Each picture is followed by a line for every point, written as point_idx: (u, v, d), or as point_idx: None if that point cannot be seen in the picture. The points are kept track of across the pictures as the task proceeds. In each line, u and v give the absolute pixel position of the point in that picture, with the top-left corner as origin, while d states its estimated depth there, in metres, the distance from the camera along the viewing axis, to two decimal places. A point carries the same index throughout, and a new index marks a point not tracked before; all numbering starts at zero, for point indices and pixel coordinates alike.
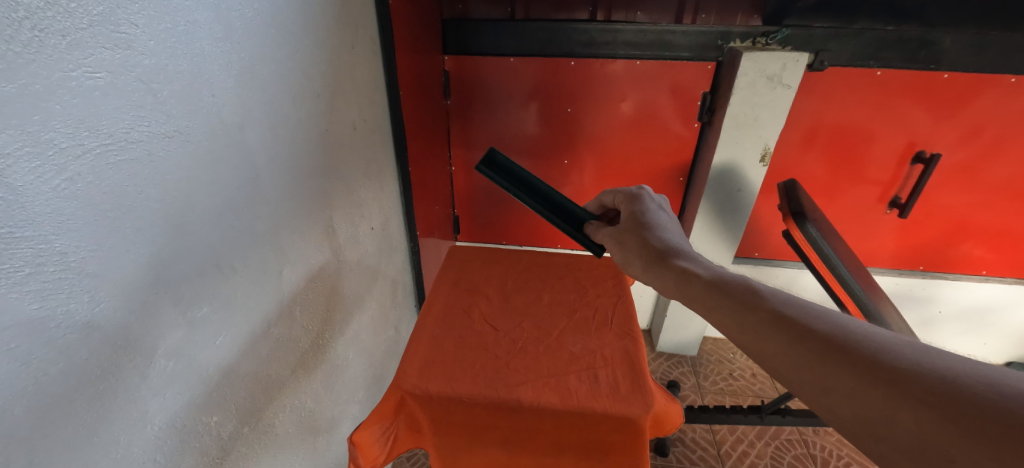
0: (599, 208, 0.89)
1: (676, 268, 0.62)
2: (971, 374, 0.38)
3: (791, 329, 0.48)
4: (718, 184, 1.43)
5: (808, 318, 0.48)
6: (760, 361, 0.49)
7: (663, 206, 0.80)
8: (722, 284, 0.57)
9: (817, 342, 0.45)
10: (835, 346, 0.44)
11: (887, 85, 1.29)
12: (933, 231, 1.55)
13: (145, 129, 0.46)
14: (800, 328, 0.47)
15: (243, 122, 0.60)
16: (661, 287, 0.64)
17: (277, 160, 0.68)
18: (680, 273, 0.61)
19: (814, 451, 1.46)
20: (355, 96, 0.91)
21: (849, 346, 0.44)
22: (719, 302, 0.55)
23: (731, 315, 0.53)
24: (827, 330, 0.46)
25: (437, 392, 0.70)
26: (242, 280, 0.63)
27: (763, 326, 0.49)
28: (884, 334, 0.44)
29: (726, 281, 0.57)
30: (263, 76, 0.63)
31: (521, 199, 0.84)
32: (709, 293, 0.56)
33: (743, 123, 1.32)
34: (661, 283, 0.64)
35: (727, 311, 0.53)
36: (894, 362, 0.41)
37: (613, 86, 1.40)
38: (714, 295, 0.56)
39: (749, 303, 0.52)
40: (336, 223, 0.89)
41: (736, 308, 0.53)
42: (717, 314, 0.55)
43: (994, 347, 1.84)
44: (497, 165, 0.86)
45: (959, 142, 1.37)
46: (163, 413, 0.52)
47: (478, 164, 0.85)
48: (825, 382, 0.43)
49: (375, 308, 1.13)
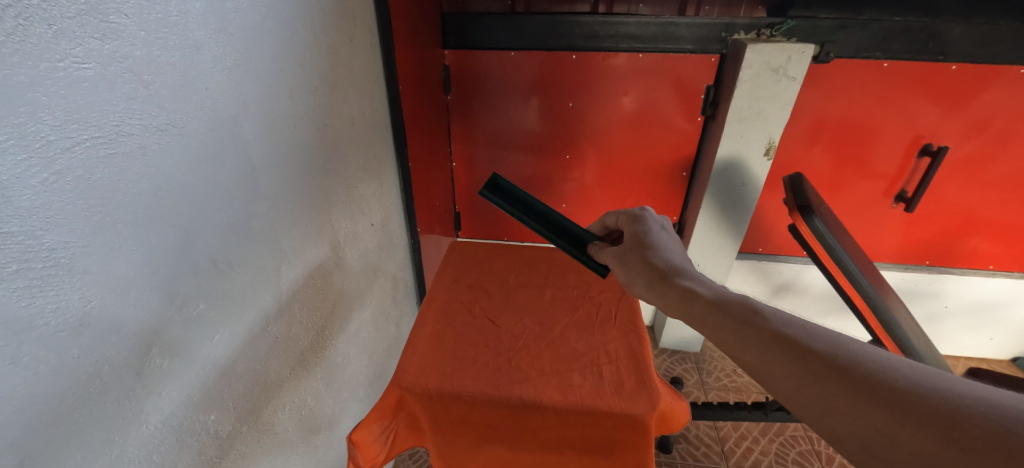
0: (602, 230, 0.87)
1: (678, 288, 0.61)
2: (971, 394, 0.37)
3: (792, 348, 0.47)
4: (721, 177, 1.41)
5: (807, 336, 0.48)
6: (763, 381, 0.48)
7: (666, 226, 0.78)
8: (724, 302, 0.56)
9: (815, 361, 0.45)
10: (834, 365, 0.44)
11: (894, 78, 1.27)
12: (940, 225, 1.53)
13: (136, 122, 0.45)
14: (798, 346, 0.47)
15: (239, 115, 0.59)
16: (664, 307, 0.62)
17: (274, 154, 0.67)
18: (683, 292, 0.60)
19: (819, 447, 1.45)
20: (353, 90, 0.90)
21: (850, 365, 0.43)
22: (719, 321, 0.54)
23: (732, 333, 0.52)
24: (827, 348, 0.46)
25: (437, 389, 0.69)
26: (239, 278, 0.62)
27: (761, 343, 0.49)
28: (883, 354, 0.44)
29: (728, 300, 0.56)
30: (258, 67, 0.62)
31: (528, 224, 0.80)
32: (712, 312, 0.55)
33: (746, 117, 1.30)
34: (663, 302, 0.62)
35: (727, 329, 0.53)
36: (893, 382, 0.40)
37: (615, 81, 1.39)
38: (716, 314, 0.55)
39: (749, 321, 0.51)
40: (336, 219, 0.88)
41: (736, 325, 0.52)
42: (718, 332, 0.54)
43: (1001, 343, 1.82)
44: (501, 190, 0.82)
45: (967, 135, 1.35)
46: (158, 414, 0.51)
47: (480, 190, 0.81)
48: (828, 402, 0.42)
49: (375, 304, 1.12)
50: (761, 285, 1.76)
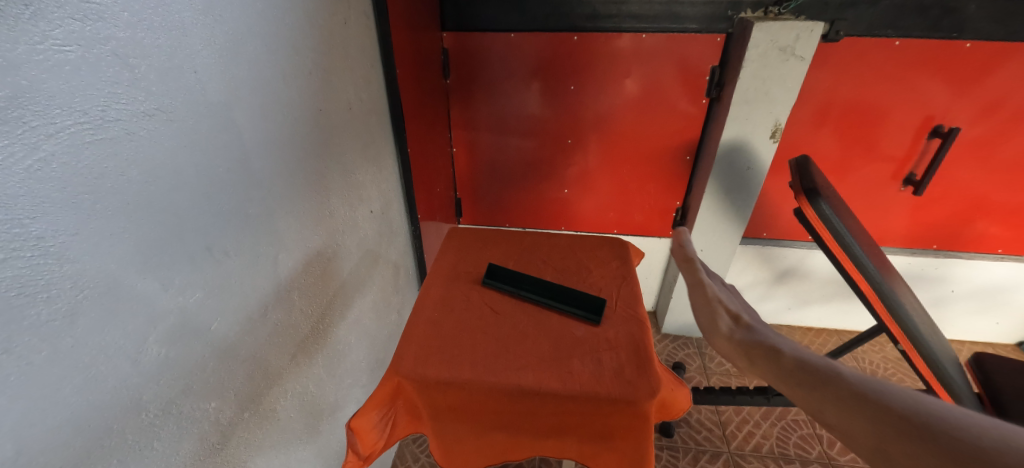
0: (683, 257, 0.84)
1: (762, 344, 0.55)
2: None
3: (868, 405, 0.40)
4: (726, 160, 1.39)
5: (894, 392, 0.40)
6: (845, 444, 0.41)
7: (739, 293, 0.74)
8: (803, 360, 0.49)
9: (894, 421, 0.37)
10: (913, 424, 0.36)
11: (906, 57, 1.24)
12: (948, 209, 1.50)
13: (122, 107, 0.44)
14: (875, 405, 0.39)
15: (230, 99, 0.58)
16: (747, 367, 0.55)
17: (267, 140, 0.66)
18: (764, 348, 0.54)
19: (821, 431, 1.46)
20: (349, 73, 0.88)
21: (929, 423, 0.35)
22: (795, 381, 0.47)
23: (806, 390, 0.45)
24: (905, 406, 0.38)
25: (434, 377, 0.69)
26: (237, 266, 0.62)
27: (833, 403, 0.42)
28: (975, 412, 0.35)
29: (809, 358, 0.49)
30: (250, 51, 0.60)
31: (525, 297, 0.85)
32: (789, 368, 0.49)
33: (753, 98, 1.27)
34: (744, 357, 0.56)
35: (803, 388, 0.46)
36: (980, 443, 0.32)
37: (617, 62, 1.35)
38: (793, 372, 0.48)
39: (823, 376, 0.45)
40: (333, 206, 0.87)
41: (810, 381, 0.46)
42: (800, 396, 0.46)
43: (1007, 327, 1.81)
44: (499, 275, 0.88)
45: (979, 115, 1.31)
46: (157, 401, 0.51)
47: (482, 279, 0.89)
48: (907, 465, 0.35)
49: (376, 291, 1.12)
50: (764, 270, 1.75)
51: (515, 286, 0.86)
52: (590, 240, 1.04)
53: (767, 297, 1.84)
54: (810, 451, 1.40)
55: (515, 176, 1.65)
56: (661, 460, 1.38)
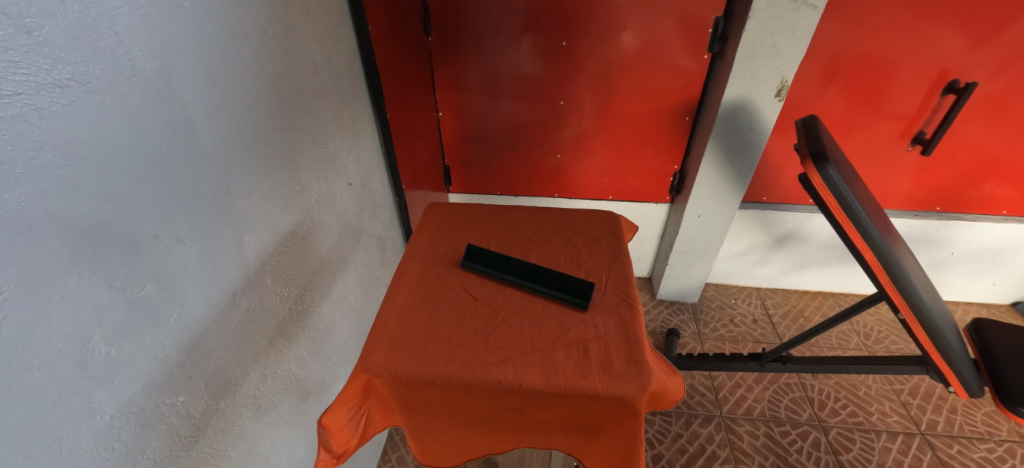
0: None
1: None
2: None
3: None
4: (725, 123, 1.32)
5: None
6: None
7: None
8: None
9: None
10: None
11: (925, 5, 1.14)
12: (955, 169, 1.45)
13: (24, 78, 0.37)
14: None
15: (166, 65, 0.50)
16: None
17: (217, 111, 0.59)
18: None
19: (812, 393, 1.48)
20: (312, 32, 0.79)
21: None
22: None
23: None
24: None
25: (405, 374, 0.66)
26: (194, 252, 0.57)
27: None
28: None
29: None
30: (184, 6, 0.52)
31: (505, 280, 0.81)
32: None
33: (758, 53, 1.18)
34: None
35: None
36: None
37: (614, 14, 1.25)
38: None
39: None
40: (305, 181, 0.81)
41: None
42: None
43: (1003, 288, 1.79)
44: (479, 257, 0.84)
45: (997, 70, 1.23)
46: (112, 403, 0.47)
47: (461, 261, 0.85)
48: None
49: (360, 267, 1.07)
50: (762, 235, 1.72)
51: (497, 270, 0.83)
52: (580, 215, 0.99)
53: (764, 261, 1.81)
54: (801, 413, 1.42)
55: (506, 141, 1.57)
56: (654, 425, 1.39)
